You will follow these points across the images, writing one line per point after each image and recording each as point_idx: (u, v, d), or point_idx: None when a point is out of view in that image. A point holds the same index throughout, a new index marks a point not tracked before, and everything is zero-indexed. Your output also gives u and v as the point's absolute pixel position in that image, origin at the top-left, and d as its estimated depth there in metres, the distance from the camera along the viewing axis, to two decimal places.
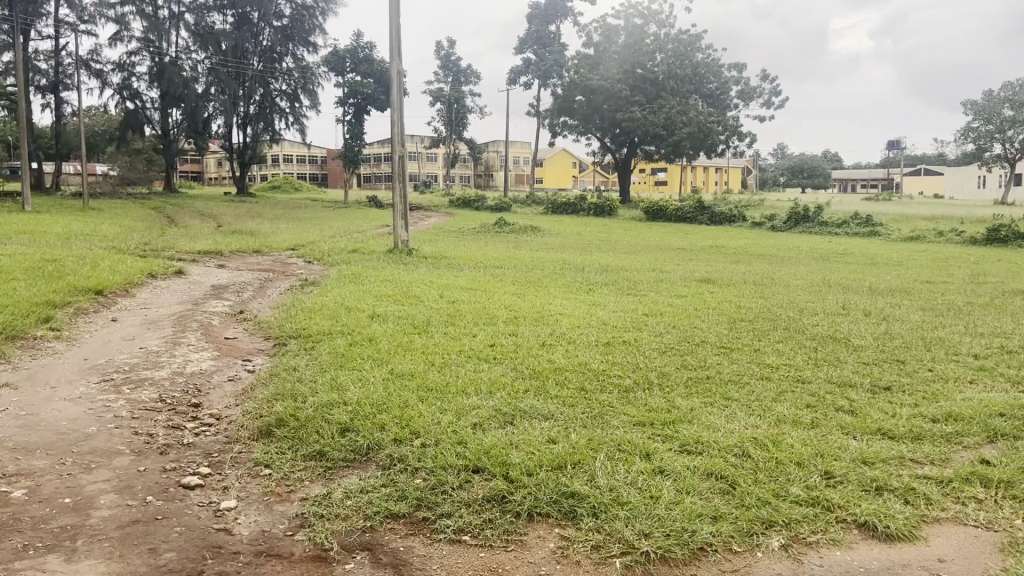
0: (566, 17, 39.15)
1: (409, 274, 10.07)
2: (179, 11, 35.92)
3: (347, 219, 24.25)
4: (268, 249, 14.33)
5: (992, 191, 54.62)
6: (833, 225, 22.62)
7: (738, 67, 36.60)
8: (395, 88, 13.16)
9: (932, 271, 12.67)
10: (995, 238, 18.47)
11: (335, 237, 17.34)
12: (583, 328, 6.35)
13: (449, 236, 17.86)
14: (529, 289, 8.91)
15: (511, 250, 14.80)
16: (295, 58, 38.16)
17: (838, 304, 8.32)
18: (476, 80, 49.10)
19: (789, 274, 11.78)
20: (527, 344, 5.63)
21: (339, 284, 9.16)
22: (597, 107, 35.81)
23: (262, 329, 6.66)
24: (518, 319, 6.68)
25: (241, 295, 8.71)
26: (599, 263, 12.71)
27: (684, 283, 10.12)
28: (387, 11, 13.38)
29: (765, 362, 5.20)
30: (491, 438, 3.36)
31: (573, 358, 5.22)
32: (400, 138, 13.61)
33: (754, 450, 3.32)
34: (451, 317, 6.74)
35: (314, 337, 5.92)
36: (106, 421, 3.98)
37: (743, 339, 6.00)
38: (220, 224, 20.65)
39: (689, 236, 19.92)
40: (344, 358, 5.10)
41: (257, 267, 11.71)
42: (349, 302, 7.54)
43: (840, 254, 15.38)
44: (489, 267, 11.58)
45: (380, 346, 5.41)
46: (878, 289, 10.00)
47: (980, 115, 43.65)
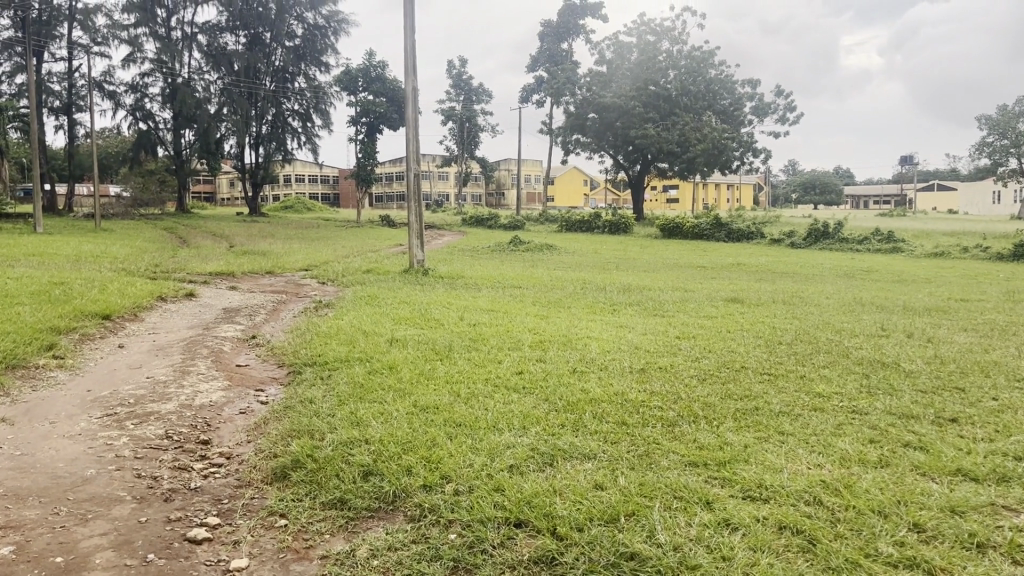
0: (578, 35, 39.01)
1: (426, 295, 9.76)
2: (192, 31, 36.07)
3: (359, 239, 24.07)
4: (281, 270, 14.09)
5: (1008, 206, 54.08)
6: (854, 242, 22.26)
7: (752, 83, 36.42)
8: (410, 105, 12.92)
9: (963, 288, 12.31)
10: (1022, 254, 18.06)
11: (348, 257, 17.09)
12: (614, 353, 6.00)
13: (463, 255, 17.60)
14: (550, 310, 8.58)
15: (527, 269, 14.48)
16: (307, 78, 38.22)
17: (877, 323, 7.95)
18: (487, 99, 49.10)
19: (817, 292, 11.44)
20: (555, 371, 5.29)
21: (354, 306, 8.87)
22: (609, 125, 35.57)
23: (275, 356, 6.34)
24: (543, 344, 6.33)
25: (253, 318, 8.41)
26: (620, 282, 12.39)
27: (710, 303, 9.78)
28: (402, 28, 13.21)
29: (813, 390, 4.84)
30: (533, 483, 3.03)
31: (607, 387, 4.87)
32: (415, 157, 13.36)
33: (827, 496, 2.97)
34: (472, 342, 6.40)
35: (330, 365, 5.60)
36: (107, 462, 3.67)
37: (785, 365, 5.63)
38: (231, 244, 20.51)
39: (706, 253, 19.61)
40: (362, 388, 4.78)
41: (270, 289, 11.44)
42: (365, 325, 7.22)
43: (864, 272, 15.04)
44: (507, 286, 11.27)
45: (400, 375, 5.09)
46: (912, 307, 9.65)
47: (994, 130, 43.28)
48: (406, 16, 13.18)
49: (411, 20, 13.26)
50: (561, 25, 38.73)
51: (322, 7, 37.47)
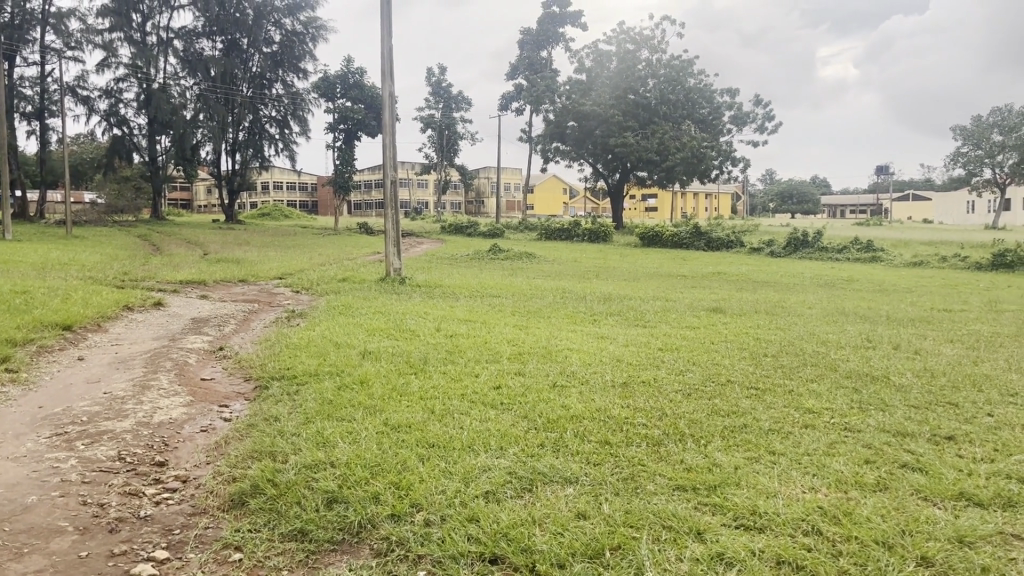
0: (558, 43, 38.94)
1: (402, 305, 9.53)
2: (168, 36, 35.61)
3: (336, 246, 23.81)
4: (255, 278, 13.78)
5: (981, 216, 54.70)
6: (834, 251, 22.29)
7: (731, 93, 36.55)
8: (386, 110, 12.67)
9: (944, 298, 12.26)
10: (1001, 264, 18.11)
11: (324, 265, 16.81)
12: (596, 366, 5.79)
13: (442, 263, 17.39)
14: (530, 321, 8.36)
15: (506, 278, 14.28)
16: (285, 84, 37.84)
17: (862, 334, 7.82)
18: (467, 107, 48.94)
19: (800, 302, 11.34)
20: (535, 385, 5.07)
21: (328, 316, 8.60)
22: (589, 133, 35.53)
23: (242, 369, 6.06)
24: (521, 357, 6.10)
25: (222, 329, 8.13)
26: (601, 292, 12.21)
27: (692, 313, 9.63)
28: (379, 32, 12.99)
29: (802, 405, 4.66)
30: (512, 513, 2.81)
31: (588, 403, 4.66)
32: (392, 164, 13.12)
33: (825, 525, 2.77)
34: (449, 354, 6.16)
35: (299, 379, 5.33)
36: (51, 488, 3.39)
37: (773, 378, 5.45)
38: (206, 252, 20.15)
39: (686, 262, 19.53)
40: (330, 406, 4.53)
41: (242, 298, 11.14)
42: (338, 337, 6.96)
43: (845, 281, 15.02)
44: (486, 295, 11.06)
45: (371, 391, 4.84)
46: (896, 318, 9.54)
47: (969, 141, 43.77)
48: (384, 21, 12.96)
49: (388, 24, 13.04)
50: (541, 33, 38.64)
51: (300, 13, 37.19)
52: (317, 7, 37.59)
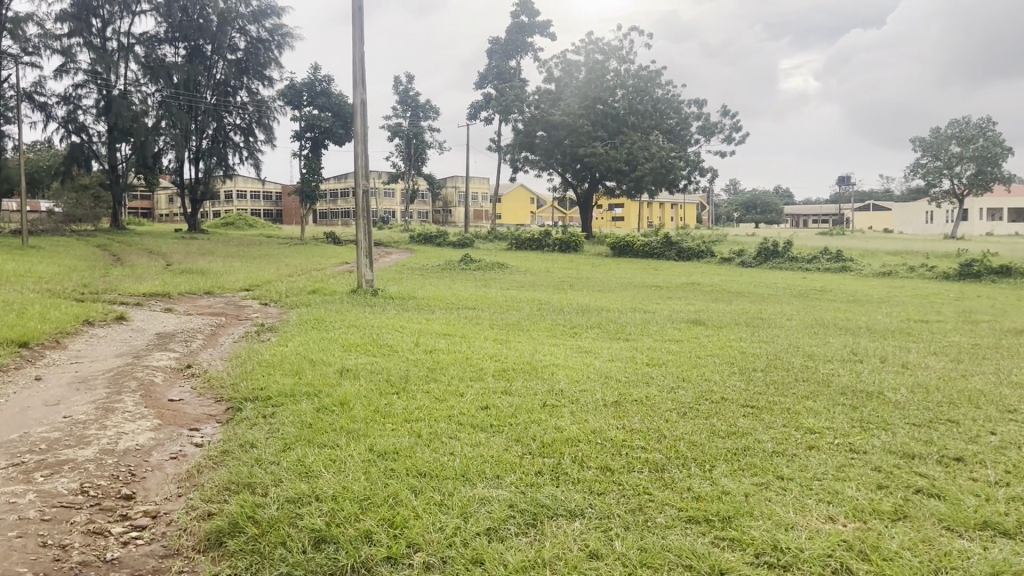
0: (526, 53, 38.89)
1: (376, 318, 9.25)
2: (129, 42, 34.87)
3: (302, 256, 23.38)
4: (221, 290, 13.39)
5: (941, 226, 55.74)
6: (804, 261, 22.42)
7: (698, 104, 36.83)
8: (358, 119, 12.40)
9: (919, 309, 12.30)
10: (967, 274, 18.34)
11: (292, 276, 16.45)
12: (584, 384, 5.57)
13: (414, 273, 17.17)
14: (510, 334, 8.15)
15: (480, 289, 14.07)
16: (249, 91, 37.28)
17: (846, 346, 7.74)
18: (435, 116, 48.70)
19: (778, 313, 11.29)
20: (524, 405, 4.85)
21: (300, 330, 8.31)
22: (558, 142, 35.48)
23: (213, 388, 5.75)
24: (506, 373, 5.88)
25: (189, 345, 7.79)
26: (577, 303, 12.04)
27: (673, 325, 9.49)
28: (351, 39, 12.74)
29: (802, 424, 4.50)
30: (520, 556, 2.59)
31: (582, 424, 4.45)
32: (364, 173, 12.84)
33: (854, 563, 2.60)
34: (430, 371, 5.92)
35: (274, 401, 5.05)
36: (6, 528, 3.10)
37: (767, 395, 5.29)
38: (169, 262, 19.62)
39: (658, 272, 19.49)
40: (310, 429, 4.26)
41: (208, 311, 10.79)
42: (313, 353, 6.67)
43: (819, 291, 15.07)
44: (462, 308, 10.85)
45: (354, 412, 4.59)
46: (876, 329, 9.50)
47: (928, 152, 44.57)
48: (355, 28, 12.73)
49: (360, 30, 12.79)
50: (510, 42, 38.54)
51: (265, 20, 36.71)
52: (282, 14, 37.14)
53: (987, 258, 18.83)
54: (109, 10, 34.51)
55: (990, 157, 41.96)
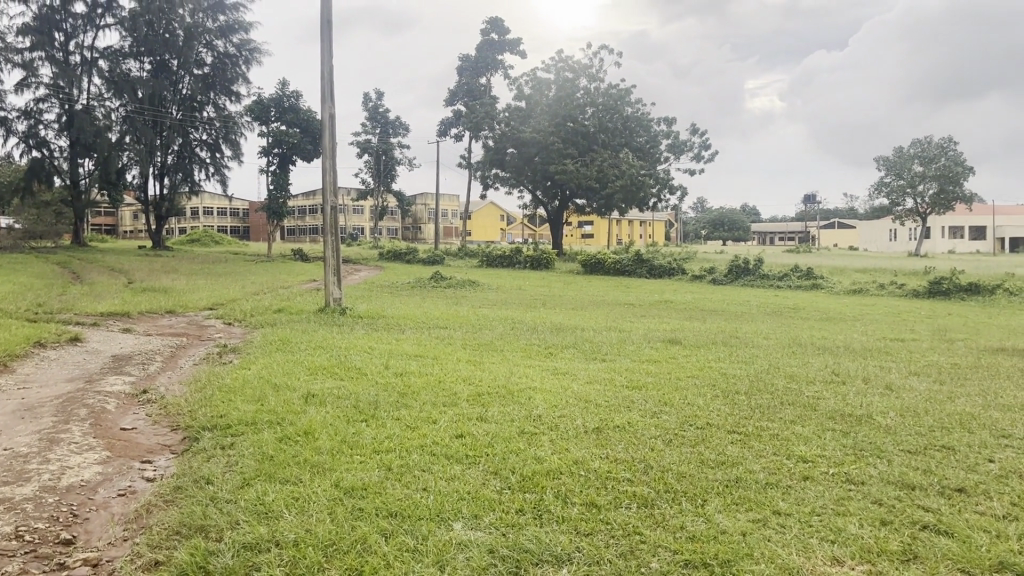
0: (496, 70, 38.78)
1: (344, 338, 8.93)
2: (92, 56, 34.22)
3: (270, 274, 22.95)
4: (183, 309, 12.97)
5: (903, 243, 56.63)
6: (774, 278, 22.50)
7: (668, 121, 37.04)
8: (326, 132, 12.10)
9: (894, 327, 12.28)
10: (937, 291, 18.48)
11: (258, 294, 16.08)
12: (563, 409, 5.30)
13: (383, 291, 16.87)
14: (484, 356, 7.88)
15: (451, 307, 13.81)
16: (216, 107, 36.75)
17: (828, 368, 7.57)
18: (404, 132, 48.47)
19: (754, 332, 11.17)
20: (500, 433, 4.58)
21: (264, 352, 7.95)
22: (528, 160, 35.41)
23: (169, 416, 5.39)
24: (480, 398, 5.59)
25: (147, 368, 7.40)
26: (551, 322, 11.79)
27: (649, 344, 9.30)
28: (319, 52, 12.46)
29: (793, 452, 4.29)
30: None
31: (563, 455, 4.20)
32: (332, 188, 12.52)
33: None
34: (401, 396, 5.60)
35: (233, 430, 4.72)
36: None
37: (754, 421, 5.08)
38: (131, 280, 19.11)
39: (630, 290, 19.39)
40: (272, 463, 3.96)
41: (169, 331, 10.38)
42: (277, 377, 6.33)
43: (792, 309, 15.06)
44: (433, 327, 10.58)
45: (319, 443, 4.28)
46: (853, 348, 9.40)
47: (891, 171, 45.25)
48: (324, 41, 12.46)
49: (328, 43, 12.53)
50: (480, 59, 38.40)
51: (232, 35, 36.34)
52: (250, 29, 36.80)
53: (955, 275, 19.00)
54: (72, 23, 33.87)
55: (952, 177, 42.68)
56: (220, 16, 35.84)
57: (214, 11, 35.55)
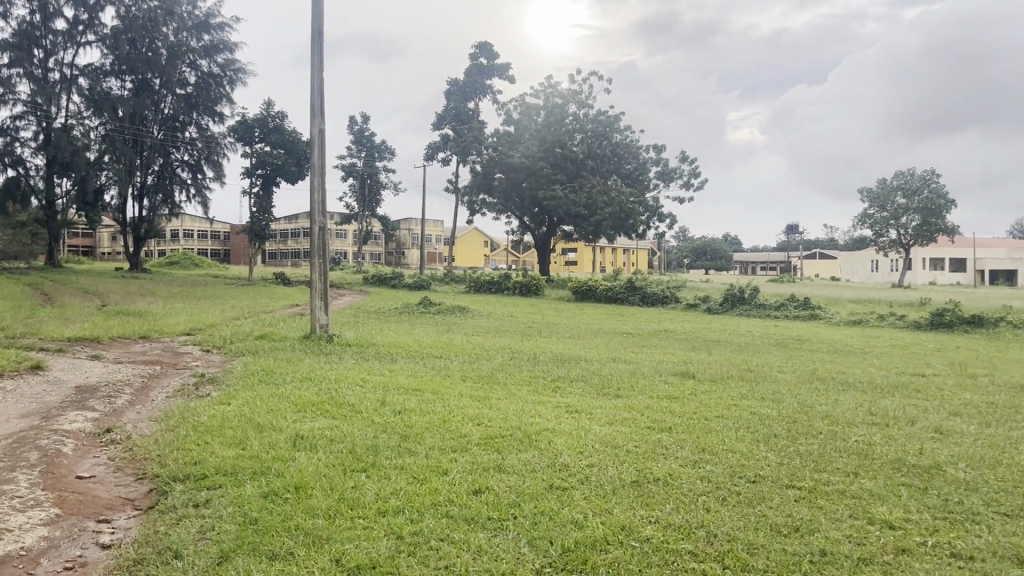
0: (484, 94, 38.27)
1: (331, 368, 8.20)
2: (72, 74, 33.44)
3: (251, 298, 22.20)
4: (159, 334, 12.19)
5: (886, 274, 56.55)
6: (770, 308, 22.00)
7: (657, 149, 36.73)
8: (315, 151, 11.45)
9: (906, 361, 11.77)
10: (940, 323, 17.98)
11: (239, 319, 15.36)
12: (591, 458, 4.62)
13: (370, 317, 16.16)
14: (487, 390, 7.15)
15: (443, 335, 13.12)
16: (199, 127, 36.02)
17: (863, 407, 6.92)
18: (389, 156, 47.80)
19: (767, 365, 10.55)
20: (527, 488, 3.90)
21: (244, 384, 7.17)
22: (516, 185, 34.86)
23: (135, 462, 4.64)
24: (493, 443, 4.91)
25: (114, 402, 6.62)
26: (551, 352, 11.11)
27: (663, 378, 8.63)
28: (309, 66, 11.85)
29: (874, 516, 3.64)
30: None
31: (606, 518, 3.52)
32: (320, 210, 11.82)
33: None
34: (404, 441, 4.90)
35: (210, 482, 4.02)
36: None
37: (812, 473, 4.44)
38: (105, 303, 18.37)
39: (625, 318, 18.75)
40: (255, 529, 3.27)
41: (143, 359, 9.61)
42: (261, 415, 5.58)
43: (796, 340, 14.53)
44: (427, 356, 9.91)
45: (314, 500, 3.58)
46: (876, 384, 8.83)
47: (875, 203, 45.16)
48: (314, 54, 11.88)
49: (319, 56, 11.94)
50: (468, 84, 37.90)
51: (217, 55, 35.81)
52: (234, 49, 36.29)
53: (957, 306, 18.56)
54: (52, 40, 33.18)
55: (935, 209, 42.71)
56: (204, 35, 35.40)
57: (198, 30, 35.14)
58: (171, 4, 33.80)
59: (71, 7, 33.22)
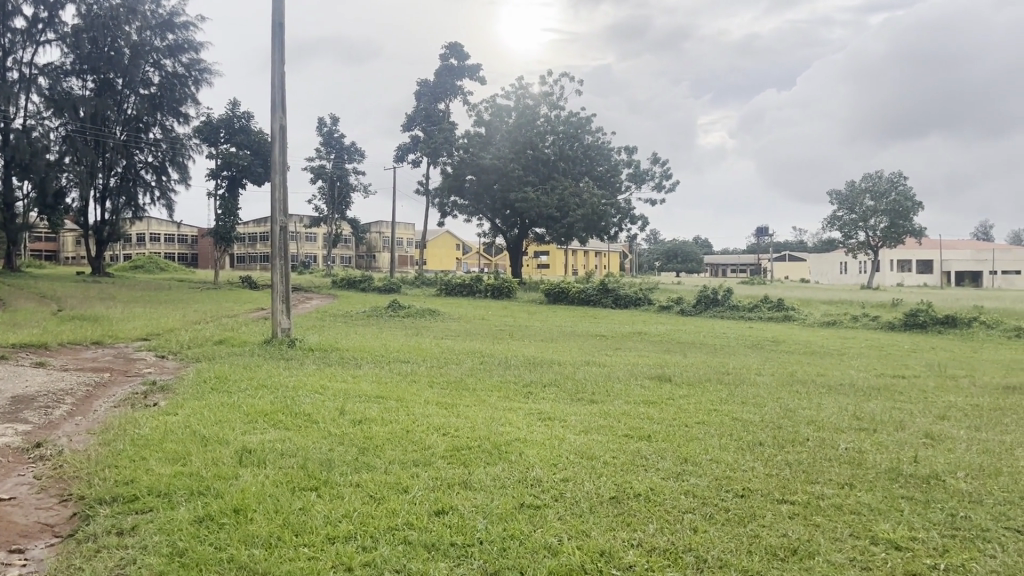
0: (455, 95, 37.77)
1: (290, 375, 7.75)
2: (32, 73, 32.41)
3: (215, 302, 21.57)
4: (113, 340, 11.63)
5: (854, 277, 57.03)
6: (743, 309, 21.87)
7: (628, 150, 36.55)
8: (276, 148, 10.96)
9: (884, 362, 11.59)
10: (913, 324, 17.89)
11: (199, 323, 14.79)
12: (565, 471, 4.24)
13: (336, 321, 15.65)
14: (455, 397, 6.77)
15: (411, 339, 12.68)
16: (163, 128, 35.12)
17: (848, 412, 6.62)
18: (359, 157, 47.16)
19: (743, 368, 10.26)
20: (495, 508, 3.51)
21: (195, 393, 6.68)
22: (487, 187, 34.41)
23: (61, 482, 4.18)
24: (460, 455, 4.52)
25: (51, 414, 6.10)
26: (523, 355, 10.74)
27: (639, 382, 8.31)
28: (270, 59, 11.37)
29: (877, 535, 3.32)
30: None
31: (583, 542, 3.15)
32: (281, 210, 11.30)
33: None
34: (363, 454, 4.49)
35: (142, 505, 3.59)
36: None
37: (804, 485, 4.11)
38: (61, 307, 17.67)
39: (598, 321, 18.46)
40: (183, 564, 2.87)
41: (92, 366, 9.09)
42: (208, 427, 5.13)
43: (771, 341, 14.33)
44: (393, 361, 9.50)
45: (254, 526, 3.18)
46: (856, 387, 8.56)
47: (844, 205, 45.38)
48: (277, 48, 11.42)
49: (280, 51, 11.46)
50: (438, 84, 37.39)
51: (181, 54, 34.87)
52: (200, 49, 35.38)
53: (930, 307, 18.49)
54: (10, 39, 32.14)
55: (902, 212, 43.11)
56: (168, 34, 34.46)
57: (162, 29, 34.21)
58: (134, 2, 32.83)
59: (30, 5, 32.24)
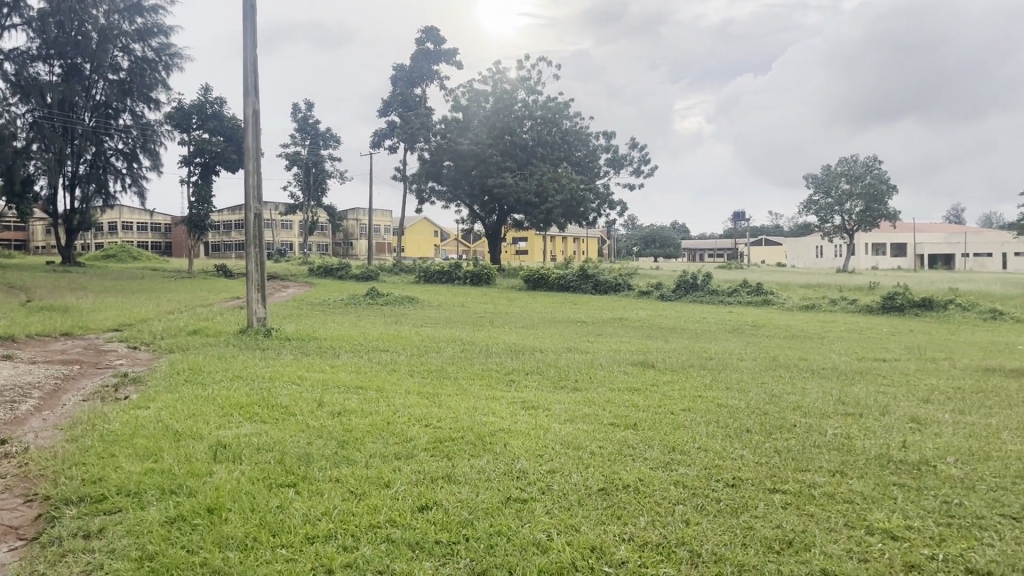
0: (431, 80, 37.39)
1: (266, 366, 7.57)
2: None
3: (190, 292, 21.24)
4: (83, 331, 11.36)
5: (830, 260, 57.48)
6: (723, 294, 21.87)
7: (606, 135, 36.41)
8: (250, 133, 10.72)
9: (864, 345, 11.59)
10: (891, 307, 17.96)
11: (173, 313, 14.51)
12: (550, 462, 4.13)
13: (313, 310, 15.43)
14: (436, 386, 6.64)
15: (390, 327, 12.52)
16: (134, 115, 34.49)
17: (833, 397, 6.57)
18: (335, 144, 46.64)
19: (725, 353, 10.21)
20: (480, 503, 3.39)
21: (168, 385, 6.49)
22: (465, 173, 34.16)
23: (27, 480, 4.00)
24: (442, 447, 4.40)
25: (16, 409, 5.88)
26: (504, 342, 10.62)
27: (621, 368, 8.23)
28: (243, 42, 11.10)
29: (872, 524, 3.24)
30: None
31: (572, 537, 3.03)
32: (255, 197, 11.05)
33: None
34: (343, 447, 4.36)
35: (111, 505, 3.42)
36: None
37: (794, 473, 4.03)
38: (30, 299, 17.30)
39: (578, 307, 18.36)
40: (152, 568, 2.72)
41: (62, 358, 8.84)
42: (181, 422, 4.96)
43: (751, 326, 14.30)
44: (372, 349, 9.35)
45: (229, 527, 3.04)
46: (839, 371, 8.53)
47: (821, 188, 45.58)
48: (249, 31, 11.15)
49: (251, 33, 11.19)
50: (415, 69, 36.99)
51: (151, 39, 34.17)
52: (170, 33, 34.71)
53: (907, 290, 18.58)
54: None
55: (877, 195, 43.42)
56: (137, 18, 33.75)
57: (130, 13, 33.46)
58: None
59: None
